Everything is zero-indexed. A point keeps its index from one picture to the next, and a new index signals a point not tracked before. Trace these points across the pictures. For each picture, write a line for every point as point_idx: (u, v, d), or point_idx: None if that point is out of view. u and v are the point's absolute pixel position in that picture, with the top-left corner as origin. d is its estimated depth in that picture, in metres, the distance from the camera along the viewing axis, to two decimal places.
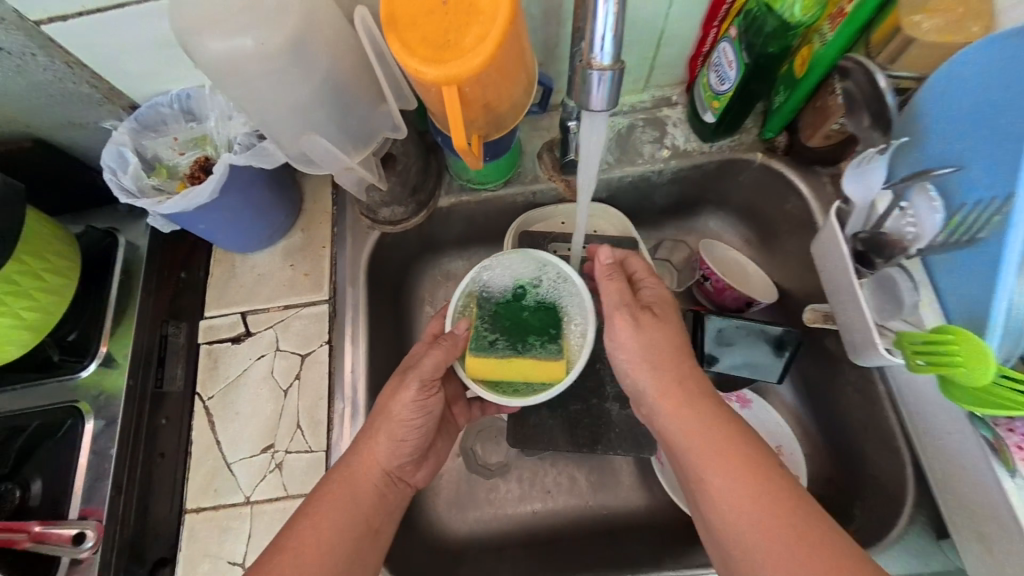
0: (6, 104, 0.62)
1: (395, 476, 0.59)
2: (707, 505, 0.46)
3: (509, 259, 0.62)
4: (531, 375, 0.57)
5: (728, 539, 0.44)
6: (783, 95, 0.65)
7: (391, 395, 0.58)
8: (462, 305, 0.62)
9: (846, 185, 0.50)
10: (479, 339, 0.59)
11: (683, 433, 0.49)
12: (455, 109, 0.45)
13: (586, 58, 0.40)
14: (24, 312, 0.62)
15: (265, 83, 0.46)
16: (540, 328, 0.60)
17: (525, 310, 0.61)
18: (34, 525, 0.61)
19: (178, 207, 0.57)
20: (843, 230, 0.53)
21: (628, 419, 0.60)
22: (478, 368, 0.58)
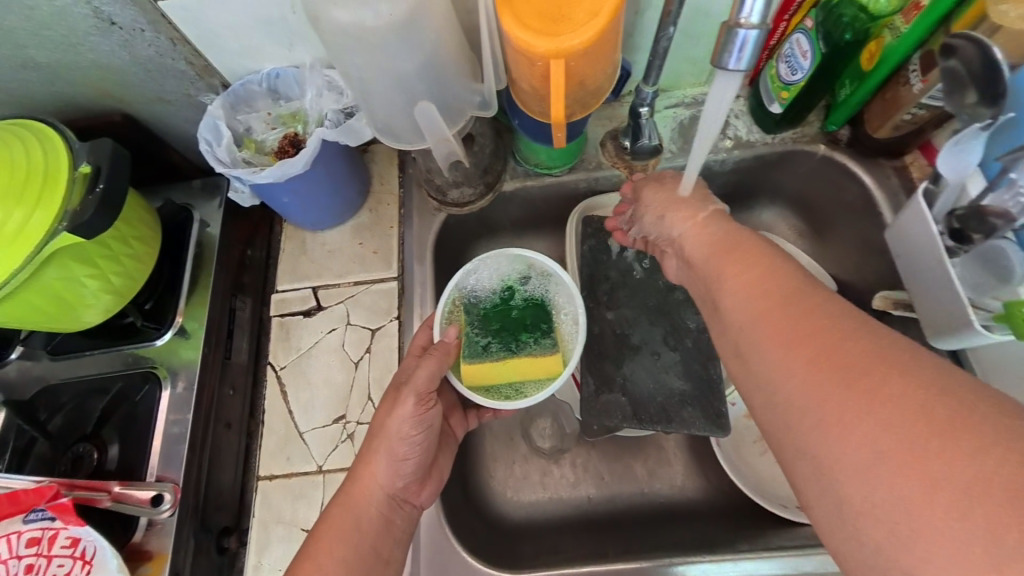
0: (106, 80, 0.65)
1: (399, 499, 0.59)
2: (719, 308, 0.47)
3: (496, 261, 0.66)
4: (527, 374, 0.61)
5: (736, 330, 0.44)
6: (851, 87, 0.66)
7: (388, 412, 0.58)
8: (451, 310, 0.64)
9: (942, 162, 0.52)
10: (471, 346, 0.63)
11: (708, 267, 0.50)
12: (560, 82, 0.47)
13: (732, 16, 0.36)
14: (113, 277, 0.65)
15: (381, 54, 0.49)
16: (529, 325, 0.64)
17: (513, 311, 0.65)
18: (115, 484, 0.61)
19: (275, 175, 0.60)
20: (931, 209, 0.55)
21: (699, 399, 0.60)
22: (472, 374, 0.61)
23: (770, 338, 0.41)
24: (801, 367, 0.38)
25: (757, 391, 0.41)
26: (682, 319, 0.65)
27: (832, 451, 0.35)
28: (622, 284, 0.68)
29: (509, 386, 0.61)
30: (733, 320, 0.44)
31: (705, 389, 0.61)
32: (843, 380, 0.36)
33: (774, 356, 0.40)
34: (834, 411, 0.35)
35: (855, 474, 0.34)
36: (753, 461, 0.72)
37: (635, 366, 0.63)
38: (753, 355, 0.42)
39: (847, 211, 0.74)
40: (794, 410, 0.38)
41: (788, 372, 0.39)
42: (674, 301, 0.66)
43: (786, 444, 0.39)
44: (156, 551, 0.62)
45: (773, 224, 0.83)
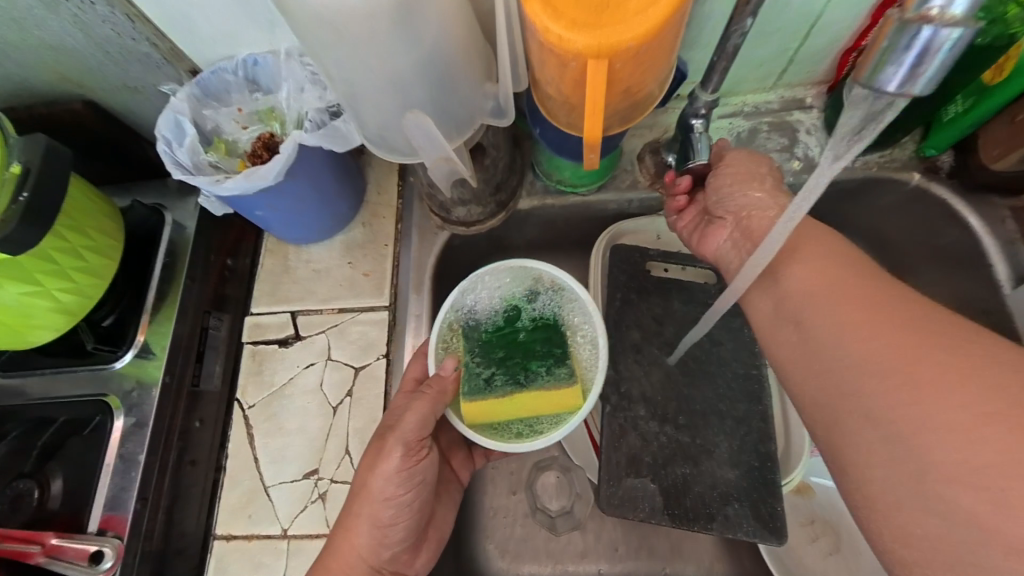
0: (60, 61, 0.55)
1: (388, 569, 0.50)
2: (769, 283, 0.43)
3: (496, 277, 0.53)
4: (536, 410, 0.48)
5: (792, 304, 0.40)
6: (965, 105, 0.52)
7: (370, 468, 0.48)
8: (445, 336, 0.51)
9: None
10: (472, 380, 0.49)
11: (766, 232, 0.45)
12: (598, 92, 0.35)
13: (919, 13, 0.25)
14: (60, 295, 0.56)
15: (366, 46, 0.38)
16: (539, 344, 0.50)
17: (518, 328, 0.51)
18: (50, 536, 0.53)
19: (240, 187, 0.49)
20: None
21: (748, 492, 0.49)
22: (476, 412, 0.47)
23: (833, 301, 0.38)
24: (873, 330, 0.35)
25: (814, 363, 0.37)
26: (729, 383, 0.53)
27: (919, 415, 0.31)
28: (657, 335, 0.56)
29: (514, 425, 0.48)
30: (792, 285, 0.41)
31: (753, 476, 0.49)
32: (926, 343, 0.33)
33: (840, 319, 0.37)
34: (918, 372, 0.32)
35: (948, 439, 0.30)
36: (798, 549, 0.61)
37: (670, 443, 0.51)
38: (814, 326, 0.38)
39: (939, 257, 0.60)
40: (865, 373, 0.34)
41: (860, 338, 0.35)
42: (719, 361, 0.54)
43: (849, 415, 0.35)
44: None
45: None
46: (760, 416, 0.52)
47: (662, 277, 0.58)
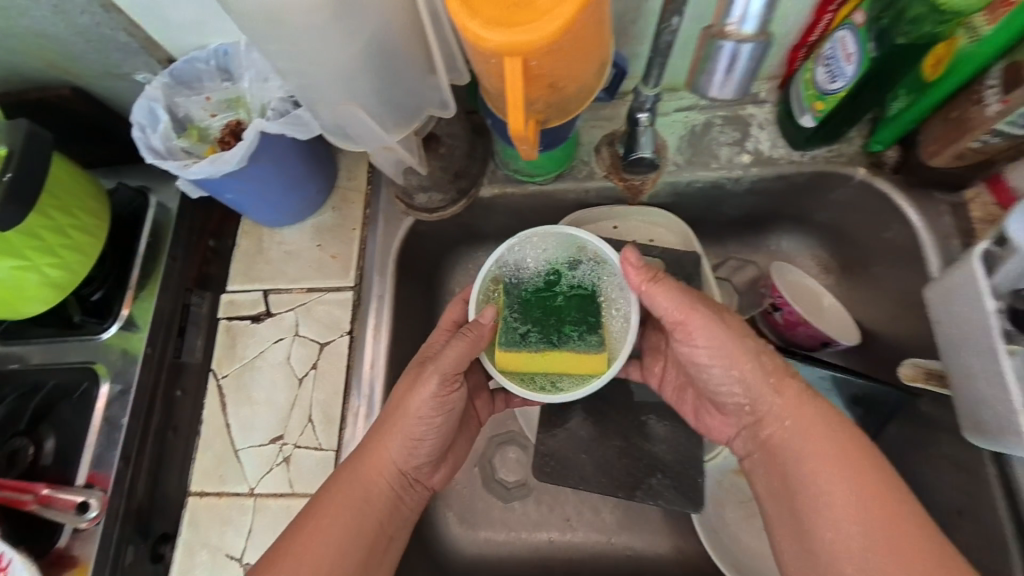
0: (46, 49, 0.59)
1: (411, 478, 0.55)
2: (813, 514, 0.43)
3: (544, 241, 0.56)
4: (565, 369, 0.52)
5: (834, 547, 0.42)
6: (906, 101, 0.54)
7: (408, 390, 0.52)
8: (488, 291, 0.55)
9: (1016, 222, 0.41)
10: (508, 332, 0.53)
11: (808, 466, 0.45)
12: (517, 87, 0.38)
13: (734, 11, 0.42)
14: (49, 270, 0.61)
15: (307, 41, 0.40)
16: (577, 311, 0.53)
17: (557, 292, 0.54)
18: (42, 487, 0.59)
19: (205, 172, 0.54)
20: (991, 279, 0.42)
21: (674, 465, 0.54)
22: (509, 361, 0.52)
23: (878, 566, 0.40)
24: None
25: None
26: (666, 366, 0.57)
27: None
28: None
29: (542, 379, 0.52)
30: (834, 533, 0.42)
31: (681, 451, 0.54)
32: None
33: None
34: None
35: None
36: (734, 524, 0.65)
37: (605, 421, 0.55)
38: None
39: (884, 251, 0.62)
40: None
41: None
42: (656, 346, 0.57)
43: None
44: (80, 559, 0.59)
45: (794, 252, 0.72)
46: None
47: None
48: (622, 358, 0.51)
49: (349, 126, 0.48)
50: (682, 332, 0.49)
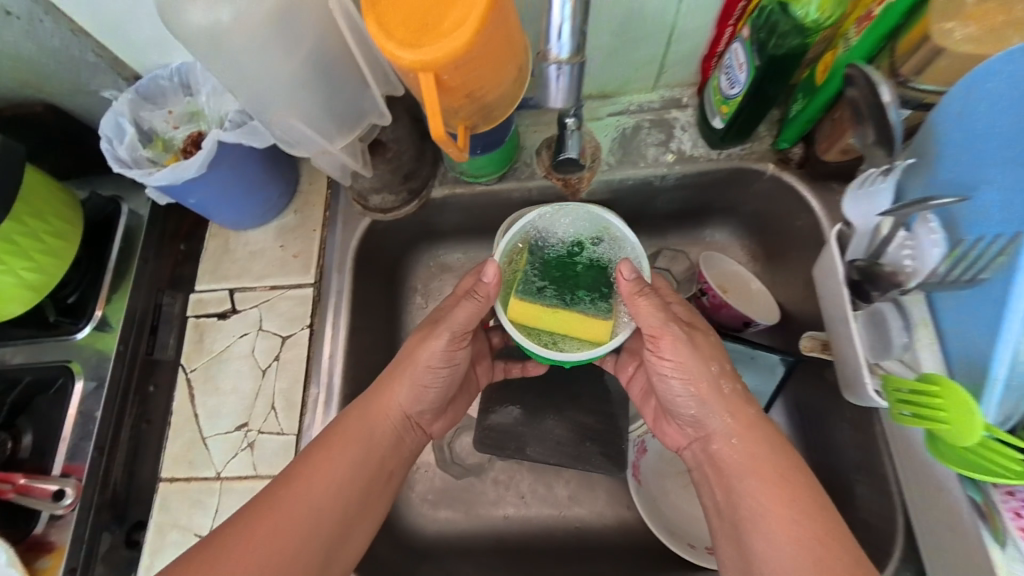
0: (18, 69, 0.64)
1: (412, 421, 0.59)
2: (742, 504, 0.48)
3: (569, 215, 0.59)
4: (571, 331, 0.55)
5: (758, 539, 0.46)
6: (802, 103, 0.60)
7: (419, 342, 0.57)
8: (513, 250, 0.58)
9: (847, 210, 0.48)
10: (527, 284, 0.56)
11: (744, 482, 0.49)
12: (433, 97, 0.44)
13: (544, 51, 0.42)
14: (24, 273, 0.65)
15: (250, 60, 0.46)
16: (592, 284, 0.56)
17: (574, 264, 0.58)
18: (20, 477, 0.63)
19: (167, 178, 0.59)
20: (843, 256, 0.50)
21: (603, 433, 0.61)
22: (521, 312, 0.55)
23: (792, 555, 0.44)
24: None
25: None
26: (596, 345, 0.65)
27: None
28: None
29: (547, 337, 0.55)
30: (756, 521, 0.47)
31: (608, 422, 0.62)
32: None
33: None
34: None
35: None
36: (673, 493, 0.71)
37: (541, 397, 0.63)
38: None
39: (796, 238, 0.69)
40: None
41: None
42: None
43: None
44: (56, 544, 0.63)
45: (724, 243, 0.78)
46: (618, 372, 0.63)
47: None
48: (625, 333, 0.54)
49: (295, 137, 0.53)
50: (654, 343, 0.54)
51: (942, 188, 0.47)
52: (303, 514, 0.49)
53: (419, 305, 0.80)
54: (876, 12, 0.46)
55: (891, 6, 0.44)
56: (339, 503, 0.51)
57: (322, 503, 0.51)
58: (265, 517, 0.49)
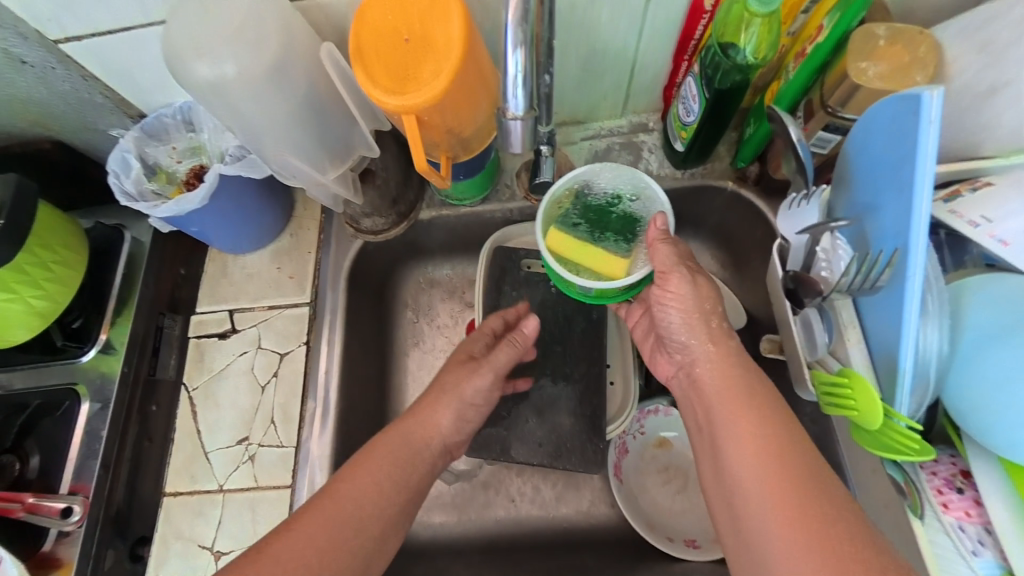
0: (30, 110, 0.68)
1: (450, 449, 0.61)
2: (714, 424, 0.50)
3: (614, 174, 0.66)
4: (593, 265, 0.62)
5: (725, 452, 0.48)
6: (754, 126, 0.66)
7: (465, 377, 0.62)
8: (562, 190, 0.65)
9: (778, 224, 0.56)
10: (566, 218, 0.64)
11: (718, 404, 0.51)
12: (415, 136, 0.49)
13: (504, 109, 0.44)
14: (33, 300, 0.68)
15: (253, 105, 0.52)
16: (622, 231, 0.63)
17: (608, 215, 0.65)
18: (28, 496, 0.66)
19: (172, 210, 0.63)
20: (785, 266, 0.56)
21: (585, 434, 0.66)
22: (556, 238, 0.62)
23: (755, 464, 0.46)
24: (798, 548, 0.41)
25: (744, 550, 0.45)
26: (576, 353, 0.70)
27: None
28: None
29: (572, 265, 0.62)
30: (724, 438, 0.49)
31: (587, 425, 0.66)
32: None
33: (759, 517, 0.44)
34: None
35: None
36: (651, 490, 0.75)
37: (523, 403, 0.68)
38: (746, 519, 0.45)
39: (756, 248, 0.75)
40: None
41: (784, 557, 0.41)
42: (566, 333, 0.71)
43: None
44: (64, 560, 0.65)
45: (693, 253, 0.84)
46: (597, 378, 0.68)
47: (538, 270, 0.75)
48: (638, 274, 0.59)
49: (289, 171, 0.58)
50: (660, 284, 0.56)
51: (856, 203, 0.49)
52: (341, 537, 0.50)
53: (411, 320, 0.83)
54: (808, 49, 0.53)
55: (819, 45, 0.52)
56: (376, 522, 0.52)
57: (362, 513, 0.52)
58: (304, 522, 0.50)
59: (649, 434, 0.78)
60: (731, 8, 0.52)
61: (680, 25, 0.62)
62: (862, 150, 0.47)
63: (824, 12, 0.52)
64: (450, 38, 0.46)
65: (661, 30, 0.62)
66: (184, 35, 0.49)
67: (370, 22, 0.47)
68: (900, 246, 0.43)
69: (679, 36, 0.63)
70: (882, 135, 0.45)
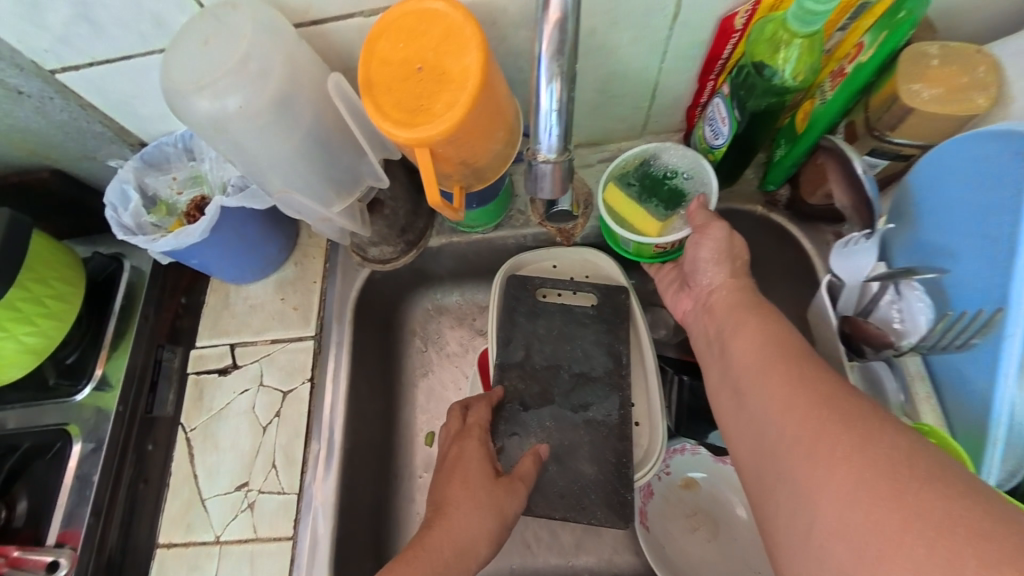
0: (27, 140, 0.65)
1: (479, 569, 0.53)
2: (719, 335, 0.52)
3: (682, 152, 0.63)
4: (634, 222, 0.63)
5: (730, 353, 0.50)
6: (785, 148, 0.61)
7: (502, 495, 0.56)
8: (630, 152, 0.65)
9: (833, 264, 0.53)
10: (624, 175, 0.65)
11: (727, 318, 0.53)
12: (427, 170, 0.46)
13: (533, 150, 0.42)
14: (24, 337, 0.65)
15: (256, 137, 0.49)
16: (672, 198, 0.63)
17: (663, 183, 0.63)
18: (13, 549, 0.63)
19: (170, 245, 0.60)
20: (834, 306, 0.54)
21: (609, 481, 0.61)
22: (610, 191, 0.64)
23: (750, 354, 0.47)
24: (780, 395, 0.41)
25: (746, 425, 0.44)
26: (598, 390, 0.65)
27: (812, 484, 0.35)
28: (539, 351, 0.68)
29: (615, 217, 0.64)
30: (729, 342, 0.50)
31: (614, 470, 0.61)
32: (819, 419, 0.37)
33: (755, 383, 0.44)
34: (801, 448, 0.37)
35: (829, 500, 0.34)
36: (680, 540, 0.69)
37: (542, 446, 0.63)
38: (743, 393, 0.46)
39: (787, 277, 0.70)
40: (776, 438, 0.40)
41: (769, 407, 0.42)
42: (587, 370, 0.66)
43: (772, 475, 0.39)
44: None
45: None
46: (623, 418, 0.64)
47: (552, 300, 0.71)
48: (669, 238, 0.60)
49: (294, 207, 0.56)
50: (695, 235, 0.57)
51: (926, 248, 0.50)
52: None
53: (419, 350, 0.79)
54: (848, 69, 0.50)
55: (861, 66, 0.48)
56: None
57: None
58: None
59: (674, 475, 0.72)
60: (765, 27, 0.49)
61: (705, 47, 0.58)
62: (938, 190, 0.48)
63: (863, 30, 0.49)
64: (466, 68, 0.42)
65: (684, 52, 0.59)
66: (183, 68, 0.46)
67: (381, 53, 0.44)
68: (1000, 303, 0.43)
69: (706, 56, 0.59)
70: (971, 178, 0.45)
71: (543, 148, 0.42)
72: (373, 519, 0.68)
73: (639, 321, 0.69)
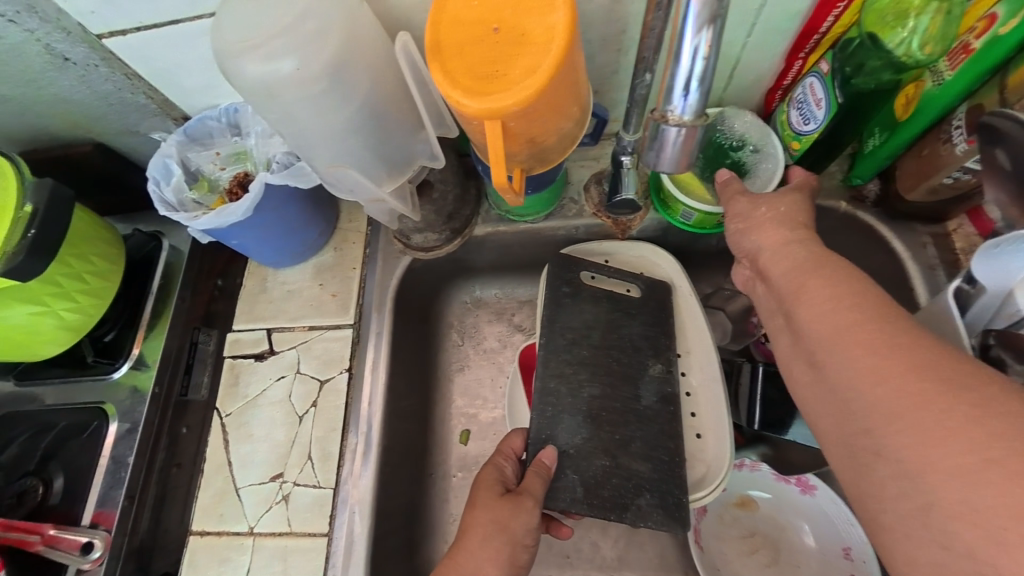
0: (71, 112, 0.64)
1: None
2: (783, 296, 0.45)
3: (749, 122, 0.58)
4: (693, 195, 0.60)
5: (799, 318, 0.42)
6: (880, 138, 0.55)
7: (512, 515, 0.52)
8: None
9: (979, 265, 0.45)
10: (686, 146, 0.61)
11: (782, 280, 0.45)
12: (498, 144, 0.41)
13: (663, 112, 0.37)
14: (64, 314, 0.64)
15: (309, 108, 0.45)
16: (736, 169, 0.58)
17: (728, 154, 0.59)
18: (48, 527, 0.61)
19: (212, 223, 0.57)
20: (967, 315, 0.48)
21: (658, 484, 0.56)
22: None
23: (833, 322, 0.39)
24: (887, 375, 0.35)
25: (831, 398, 0.38)
26: (653, 396, 0.60)
27: (919, 463, 0.32)
28: (586, 338, 0.62)
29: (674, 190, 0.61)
30: (800, 308, 0.42)
31: (665, 479, 0.56)
32: (952, 408, 0.31)
33: (838, 326, 0.39)
34: (926, 442, 0.31)
35: (946, 480, 0.30)
36: (736, 562, 0.64)
37: (596, 438, 0.57)
38: (826, 370, 0.39)
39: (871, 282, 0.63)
40: (871, 415, 0.35)
41: (876, 394, 0.35)
42: (639, 365, 0.61)
43: (863, 452, 0.35)
44: None
45: None
46: (673, 420, 0.59)
47: (598, 283, 0.65)
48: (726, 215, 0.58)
49: (347, 184, 0.52)
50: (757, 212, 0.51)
51: None
52: None
53: (456, 344, 0.75)
54: (976, 45, 0.43)
55: (998, 41, 0.42)
56: None
57: None
58: None
59: (730, 491, 0.67)
60: None
61: (802, 19, 0.51)
62: None
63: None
64: (551, 31, 0.38)
65: (776, 26, 0.52)
66: (236, 28, 0.42)
67: (451, 12, 0.40)
68: None
69: (799, 31, 0.53)
70: None
71: (676, 107, 0.36)
72: (407, 520, 0.65)
73: (688, 324, 0.65)
